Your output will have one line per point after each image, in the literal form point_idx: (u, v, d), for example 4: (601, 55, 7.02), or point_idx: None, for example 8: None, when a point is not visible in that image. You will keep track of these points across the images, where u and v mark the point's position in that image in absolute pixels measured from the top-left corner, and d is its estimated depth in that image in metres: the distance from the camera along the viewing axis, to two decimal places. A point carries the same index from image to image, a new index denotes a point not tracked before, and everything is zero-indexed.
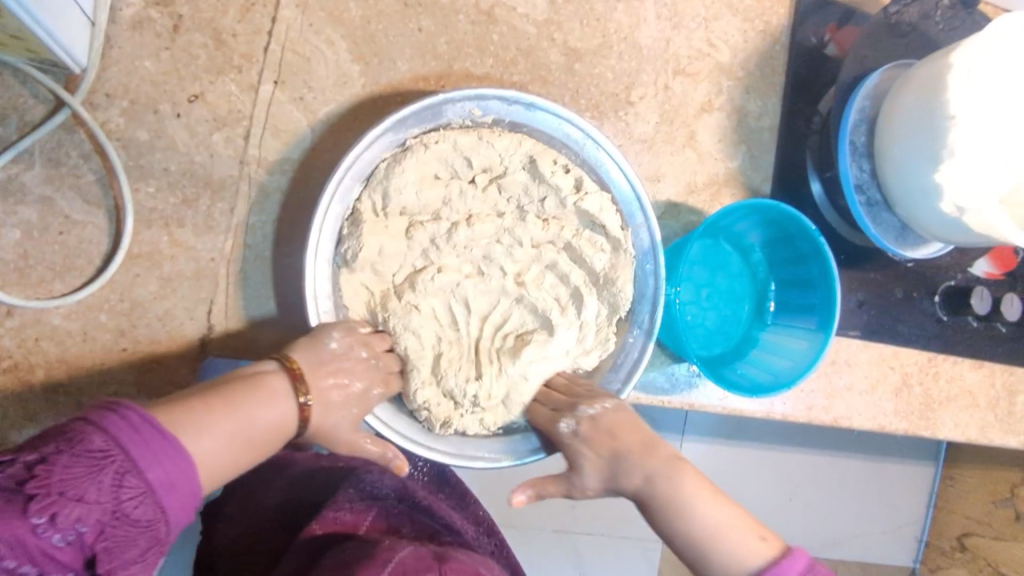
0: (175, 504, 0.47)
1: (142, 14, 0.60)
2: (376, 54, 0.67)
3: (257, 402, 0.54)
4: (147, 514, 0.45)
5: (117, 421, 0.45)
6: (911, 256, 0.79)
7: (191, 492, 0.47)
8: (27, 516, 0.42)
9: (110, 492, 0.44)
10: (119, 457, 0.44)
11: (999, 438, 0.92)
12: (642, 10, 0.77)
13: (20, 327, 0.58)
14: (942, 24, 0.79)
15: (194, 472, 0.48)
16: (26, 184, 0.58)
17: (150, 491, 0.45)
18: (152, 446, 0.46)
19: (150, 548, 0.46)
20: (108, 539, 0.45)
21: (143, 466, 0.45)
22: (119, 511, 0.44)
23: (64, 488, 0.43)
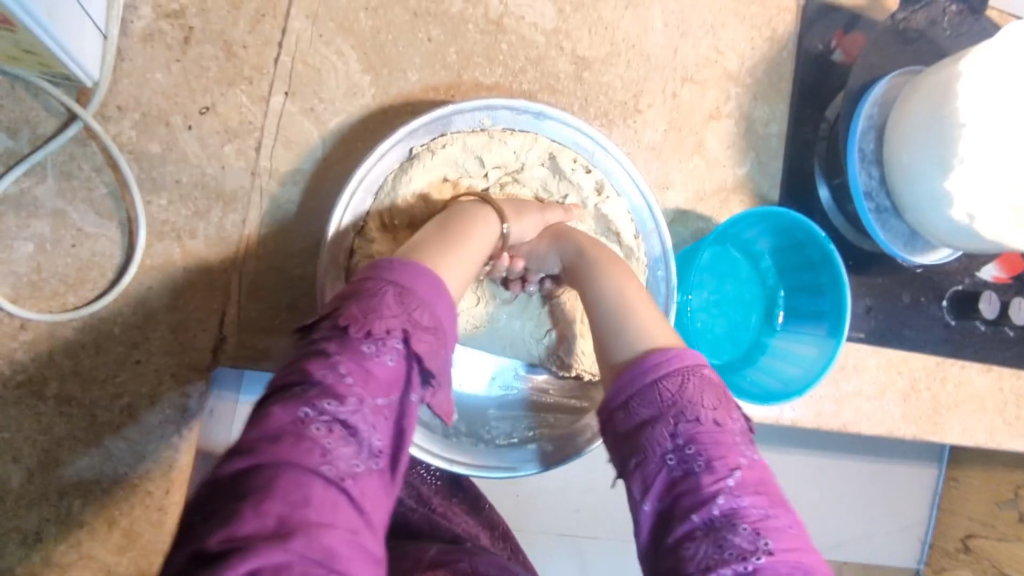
0: (444, 306, 0.49)
1: (153, 26, 0.60)
2: (386, 64, 0.67)
3: (470, 219, 0.58)
4: (430, 317, 0.48)
5: (379, 266, 0.48)
6: (920, 262, 0.79)
7: (451, 300, 0.50)
8: (360, 347, 0.44)
9: (403, 308, 0.47)
10: (393, 285, 0.47)
11: (1007, 442, 0.92)
12: (649, 18, 0.77)
13: (34, 340, 0.57)
14: (949, 30, 0.80)
15: (447, 292, 0.50)
16: (39, 198, 0.58)
17: (426, 300, 0.48)
18: (414, 270, 0.49)
19: (421, 409, 0.48)
20: (403, 393, 0.46)
21: (410, 283, 0.48)
22: (416, 322, 0.47)
23: (371, 321, 0.45)
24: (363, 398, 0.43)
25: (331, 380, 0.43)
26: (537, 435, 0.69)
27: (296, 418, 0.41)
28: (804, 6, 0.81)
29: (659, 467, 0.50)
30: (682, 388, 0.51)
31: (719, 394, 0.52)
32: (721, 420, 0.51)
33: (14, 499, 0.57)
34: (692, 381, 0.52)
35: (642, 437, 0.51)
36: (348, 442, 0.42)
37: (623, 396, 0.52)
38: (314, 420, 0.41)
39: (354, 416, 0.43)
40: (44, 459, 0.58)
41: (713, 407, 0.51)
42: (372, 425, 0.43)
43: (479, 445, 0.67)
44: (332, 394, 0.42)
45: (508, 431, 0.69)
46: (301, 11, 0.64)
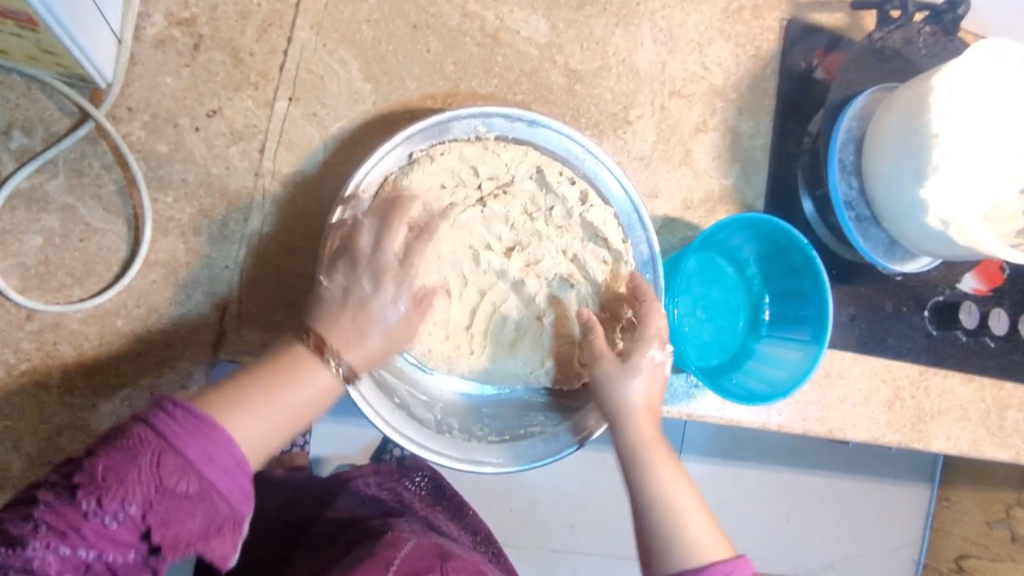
0: (216, 472, 0.49)
1: (165, 33, 0.63)
2: (386, 73, 0.70)
3: (286, 376, 0.57)
4: (192, 486, 0.48)
5: (155, 411, 0.49)
6: (900, 270, 0.82)
7: (233, 462, 0.50)
8: (77, 504, 0.46)
9: (149, 473, 0.47)
10: (156, 441, 0.48)
11: (991, 452, 0.93)
12: (639, 35, 0.80)
13: (39, 330, 0.59)
14: (924, 49, 0.83)
15: (220, 429, 0.50)
16: (50, 193, 0.60)
17: (155, 484, 0.48)
18: (186, 430, 0.49)
19: (210, 518, 0.49)
20: (163, 516, 0.48)
21: (177, 445, 0.48)
22: (162, 488, 0.48)
23: (104, 476, 0.47)
24: (64, 544, 0.46)
25: (25, 528, 0.45)
26: (528, 432, 0.71)
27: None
28: (787, 26, 0.85)
29: (688, 575, 0.59)
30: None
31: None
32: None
33: (14, 486, 0.59)
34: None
35: None
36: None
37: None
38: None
39: (44, 558, 0.45)
40: (44, 448, 0.59)
41: None
42: (88, 570, 0.47)
43: (470, 441, 0.69)
44: (17, 541, 0.45)
45: (500, 428, 0.71)
46: (306, 22, 0.67)
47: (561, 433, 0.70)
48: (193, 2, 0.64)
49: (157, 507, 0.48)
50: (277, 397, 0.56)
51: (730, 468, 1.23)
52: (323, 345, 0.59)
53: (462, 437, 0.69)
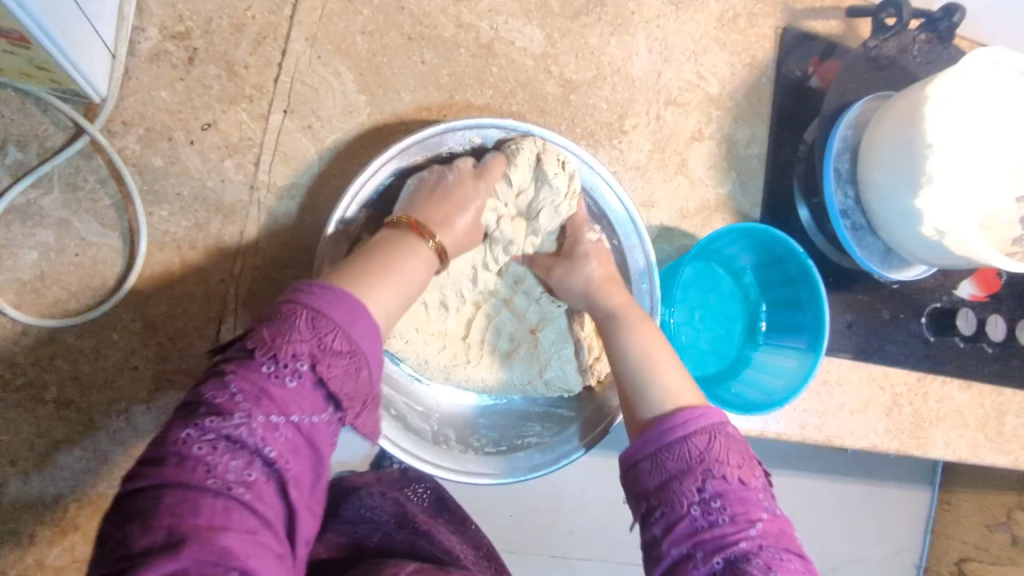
0: (363, 339, 0.51)
1: (160, 47, 0.63)
2: (381, 85, 0.70)
3: (400, 257, 0.59)
4: (348, 347, 0.50)
5: (299, 291, 0.51)
6: (897, 278, 0.82)
7: (374, 331, 0.52)
8: (259, 366, 0.48)
9: (311, 333, 0.49)
10: (308, 307, 0.50)
11: (989, 458, 0.93)
12: (634, 44, 0.80)
13: (34, 345, 0.59)
14: (919, 57, 0.83)
15: (360, 302, 0.53)
16: (45, 208, 0.60)
17: (316, 353, 0.49)
18: (331, 296, 0.51)
19: (360, 387, 0.52)
20: (330, 373, 0.50)
21: (327, 309, 0.50)
22: (327, 347, 0.50)
23: (274, 339, 0.48)
24: (256, 412, 0.47)
25: (223, 398, 0.46)
26: (525, 443, 0.71)
27: (180, 438, 0.45)
28: (782, 34, 0.86)
29: (684, 518, 0.53)
30: (707, 447, 0.55)
31: (742, 454, 0.56)
32: (745, 479, 0.55)
33: (11, 501, 0.59)
34: (719, 439, 0.56)
35: (670, 493, 0.54)
36: (238, 455, 0.46)
37: (650, 447, 0.56)
38: (196, 440, 0.45)
39: (246, 427, 0.46)
40: (40, 463, 0.59)
41: (737, 466, 0.55)
42: (279, 433, 0.48)
43: (467, 452, 0.68)
44: (217, 410, 0.46)
45: (496, 439, 0.71)
46: (300, 34, 0.67)
47: (557, 443, 0.70)
48: (187, 16, 0.64)
49: (323, 366, 0.49)
50: (398, 274, 0.58)
51: None
52: (423, 226, 0.62)
53: (459, 448, 0.69)
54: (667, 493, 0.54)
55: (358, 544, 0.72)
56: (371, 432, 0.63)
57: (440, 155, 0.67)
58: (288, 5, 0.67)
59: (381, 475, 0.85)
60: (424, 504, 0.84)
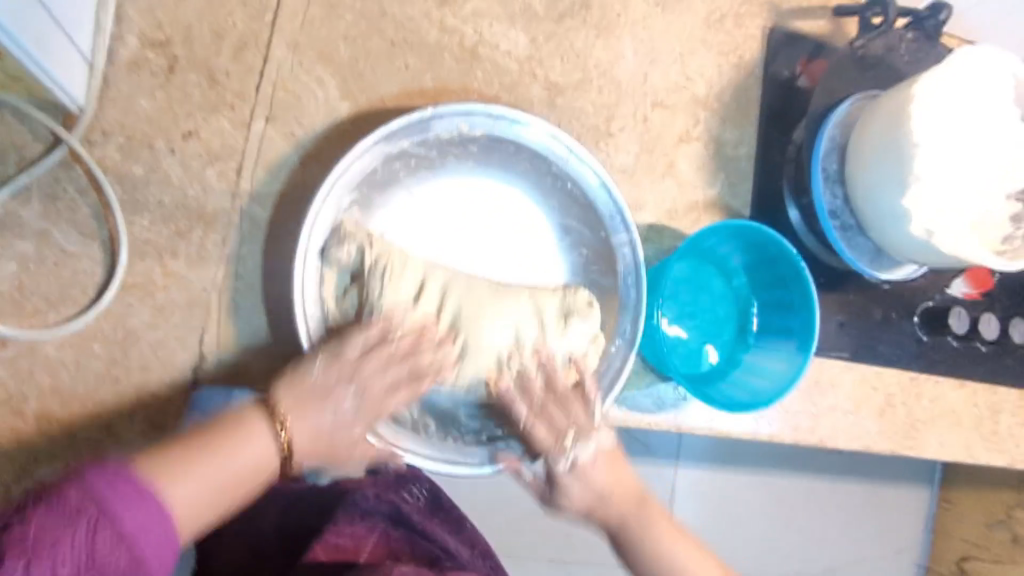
0: (150, 544, 0.48)
1: (140, 56, 0.63)
2: (364, 91, 0.70)
3: (234, 438, 0.56)
4: (118, 558, 0.46)
5: (95, 468, 0.48)
6: (888, 279, 0.82)
7: (166, 536, 0.49)
8: (13, 566, 0.44)
9: (85, 537, 0.46)
10: (93, 507, 0.46)
11: (985, 457, 0.93)
12: (620, 47, 0.80)
13: (14, 357, 0.59)
14: (907, 55, 0.83)
15: (155, 501, 0.49)
16: (24, 219, 0.59)
17: (122, 538, 0.47)
18: (124, 491, 0.48)
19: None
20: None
21: (115, 513, 0.47)
22: (96, 558, 0.46)
23: (38, 535, 0.45)
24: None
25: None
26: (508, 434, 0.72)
27: None
28: (769, 35, 0.85)
29: None
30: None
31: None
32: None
33: None
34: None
35: None
36: None
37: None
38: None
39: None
40: (21, 476, 0.59)
41: None
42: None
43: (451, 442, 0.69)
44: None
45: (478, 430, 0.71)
46: (282, 40, 0.67)
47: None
48: (167, 24, 0.64)
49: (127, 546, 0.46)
50: (221, 468, 0.54)
51: (727, 477, 1.22)
52: (277, 408, 0.58)
53: (438, 437, 0.68)
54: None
55: (358, 549, 0.71)
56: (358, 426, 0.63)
57: (427, 140, 0.69)
58: (269, 11, 0.67)
59: (376, 477, 0.82)
60: (419, 505, 0.83)
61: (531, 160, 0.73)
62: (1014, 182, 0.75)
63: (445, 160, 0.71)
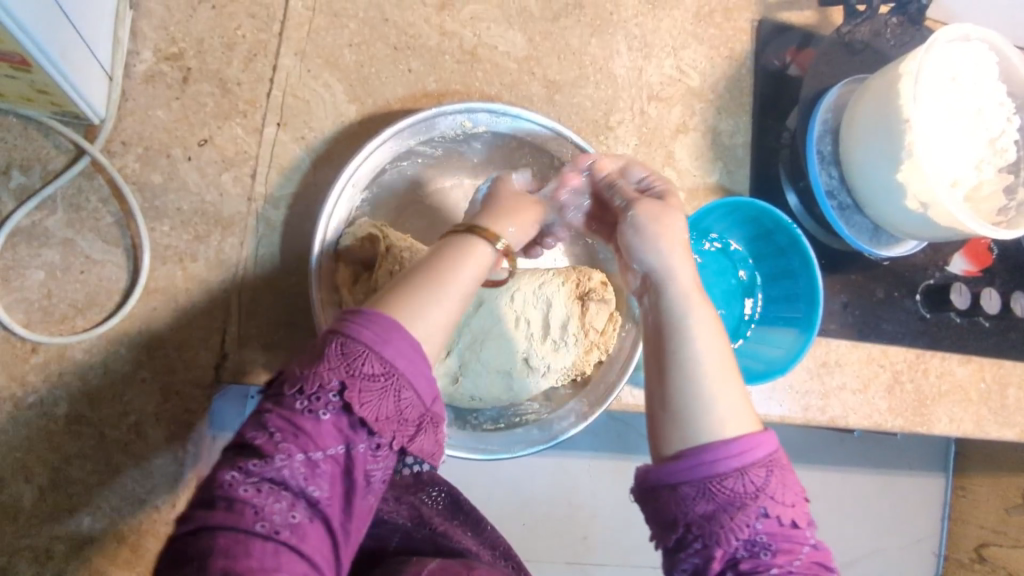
0: (400, 360, 0.49)
1: (154, 69, 0.65)
2: (370, 94, 0.72)
3: (453, 259, 0.55)
4: (377, 370, 0.48)
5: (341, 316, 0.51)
6: (889, 255, 0.84)
7: (416, 351, 0.50)
8: (293, 406, 0.48)
9: (340, 362, 0.48)
10: (337, 339, 0.49)
11: (995, 432, 0.94)
12: (614, 44, 0.83)
13: (44, 362, 0.60)
14: (892, 40, 0.86)
15: (392, 320, 0.50)
16: (49, 229, 0.61)
17: (371, 354, 0.48)
18: (358, 321, 0.49)
19: (401, 404, 0.49)
20: (360, 402, 0.48)
21: (354, 337, 0.49)
22: (359, 376, 0.48)
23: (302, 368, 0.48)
24: (294, 450, 0.47)
25: (261, 442, 0.47)
26: (524, 419, 0.72)
27: (223, 481, 0.46)
28: (758, 26, 0.88)
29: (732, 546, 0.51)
30: (739, 485, 0.51)
31: (782, 487, 0.52)
32: (781, 516, 0.52)
33: (26, 518, 0.60)
34: (753, 478, 0.51)
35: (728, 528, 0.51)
36: (283, 489, 0.46)
37: (684, 479, 0.52)
38: (240, 483, 0.45)
39: (290, 467, 0.47)
40: (54, 478, 0.60)
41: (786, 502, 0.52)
42: (320, 470, 0.47)
43: (466, 429, 0.70)
44: (260, 453, 0.46)
45: (494, 417, 0.72)
46: (290, 49, 0.70)
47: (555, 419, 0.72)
48: (179, 38, 0.66)
49: (379, 376, 0.48)
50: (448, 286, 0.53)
51: None
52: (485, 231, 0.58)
53: (457, 426, 0.70)
54: (711, 524, 0.51)
55: (381, 546, 0.73)
56: None
57: (432, 139, 0.70)
58: (276, 22, 0.70)
59: (395, 481, 0.81)
60: (439, 506, 0.83)
61: (532, 153, 0.75)
62: (1006, 156, 0.77)
63: (449, 156, 0.74)
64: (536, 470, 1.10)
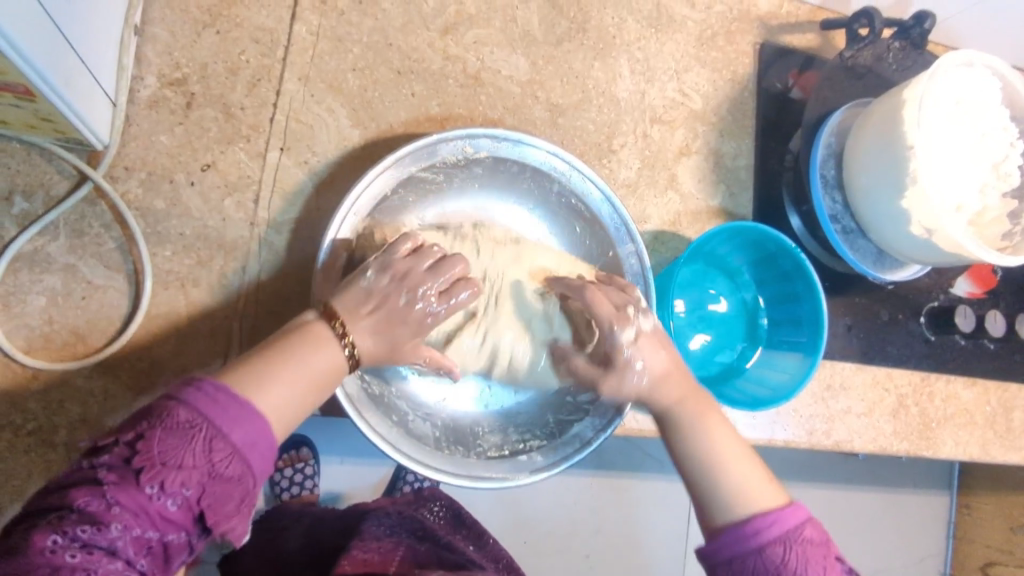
0: (257, 459, 0.47)
1: (158, 94, 0.66)
2: (373, 118, 0.72)
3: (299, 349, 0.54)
4: (237, 468, 0.46)
5: (197, 391, 0.47)
6: (892, 279, 0.84)
7: (269, 447, 0.48)
8: (141, 488, 0.44)
9: (203, 456, 0.45)
10: (203, 424, 0.46)
11: (1000, 455, 0.93)
12: (617, 67, 0.83)
13: (44, 389, 0.60)
14: (895, 64, 0.87)
15: (252, 411, 0.47)
16: (51, 254, 0.61)
17: (236, 451, 0.46)
18: (222, 404, 0.47)
19: (243, 501, 0.47)
20: (211, 494, 0.45)
21: (225, 430, 0.46)
22: (215, 473, 0.45)
23: (160, 453, 0.44)
24: (133, 526, 0.43)
25: (96, 509, 0.42)
26: (528, 446, 0.72)
27: (42, 548, 0.41)
28: (760, 49, 0.88)
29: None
30: (785, 559, 0.53)
31: (824, 560, 0.54)
32: (785, 521, 0.55)
33: None
34: (795, 550, 0.54)
35: (726, 573, 0.55)
36: (115, 562, 0.42)
37: (726, 555, 0.55)
38: (64, 550, 0.41)
39: (124, 540, 0.43)
40: None
41: (785, 529, 0.55)
42: (149, 549, 0.44)
43: (469, 456, 0.69)
44: (93, 520, 0.42)
45: (498, 444, 0.71)
46: (293, 74, 0.70)
47: (558, 448, 0.71)
48: (184, 63, 0.67)
49: (225, 475, 0.46)
50: (296, 365, 0.53)
51: None
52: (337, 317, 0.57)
53: (460, 454, 0.69)
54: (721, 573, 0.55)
55: (384, 556, 0.70)
56: (371, 437, 0.63)
57: (435, 164, 0.70)
58: (280, 47, 0.70)
59: (395, 499, 0.83)
60: (441, 521, 0.83)
61: (533, 177, 0.75)
62: (1010, 180, 0.77)
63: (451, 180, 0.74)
64: (535, 491, 1.09)
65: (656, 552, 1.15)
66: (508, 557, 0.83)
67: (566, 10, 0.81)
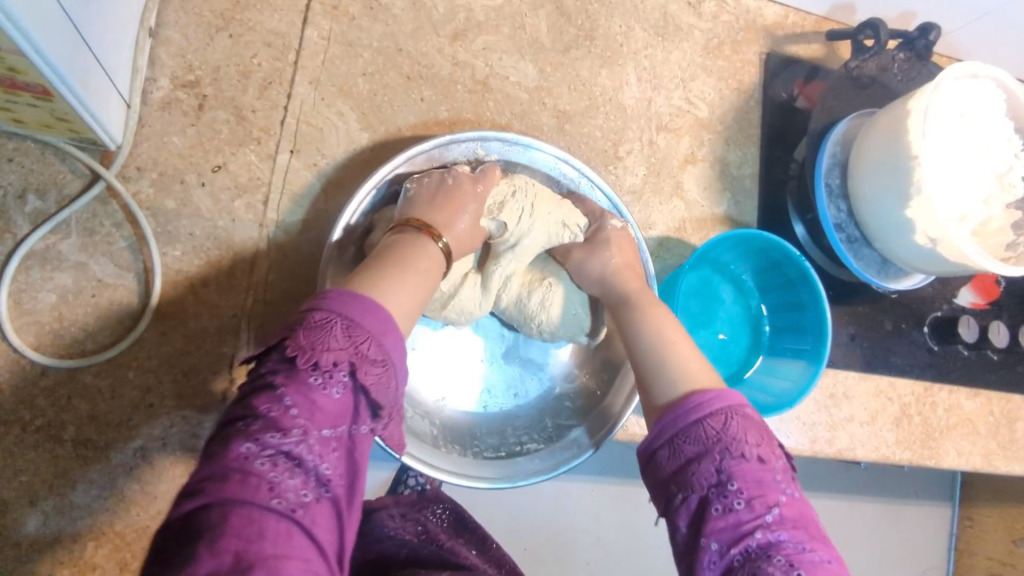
0: (392, 349, 0.52)
1: (171, 96, 0.66)
2: (383, 122, 0.73)
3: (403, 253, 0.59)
4: (381, 356, 0.51)
5: (328, 296, 0.51)
6: (896, 288, 0.84)
7: (399, 335, 0.53)
8: (306, 380, 0.49)
9: (349, 348, 0.50)
10: (338, 319, 0.50)
11: (1003, 466, 0.93)
12: (624, 74, 0.84)
13: (53, 386, 0.61)
14: (900, 75, 0.87)
15: (370, 301, 0.52)
16: (63, 252, 0.62)
17: (372, 339, 0.51)
18: (349, 301, 0.51)
19: (395, 394, 0.52)
20: (367, 384, 0.50)
21: (358, 321, 0.50)
22: (363, 359, 0.50)
23: (313, 344, 0.49)
24: (311, 428, 0.48)
25: (277, 414, 0.47)
26: (525, 449, 0.72)
27: (240, 454, 0.45)
28: (766, 59, 0.89)
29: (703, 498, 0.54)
30: (726, 426, 0.55)
31: (761, 432, 0.56)
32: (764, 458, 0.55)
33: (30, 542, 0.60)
34: (737, 420, 0.56)
35: (689, 473, 0.54)
36: (295, 472, 0.46)
37: (676, 463, 0.55)
38: (256, 455, 0.45)
39: (303, 444, 0.47)
40: (59, 503, 0.60)
41: (756, 443, 0.55)
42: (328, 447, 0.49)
43: (467, 455, 0.69)
44: (275, 424, 0.47)
45: (495, 445, 0.72)
46: (304, 78, 0.71)
47: (557, 451, 0.71)
48: (197, 65, 0.67)
49: (372, 365, 0.50)
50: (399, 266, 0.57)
51: None
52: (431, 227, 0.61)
53: (459, 453, 0.69)
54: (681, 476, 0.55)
55: None
56: None
57: (445, 165, 0.71)
58: (291, 51, 0.71)
59: (399, 499, 0.82)
60: (443, 525, 0.82)
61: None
62: (1014, 191, 0.77)
63: None
64: (536, 496, 1.09)
65: (657, 559, 1.15)
66: (512, 562, 0.82)
67: (574, 18, 0.82)
